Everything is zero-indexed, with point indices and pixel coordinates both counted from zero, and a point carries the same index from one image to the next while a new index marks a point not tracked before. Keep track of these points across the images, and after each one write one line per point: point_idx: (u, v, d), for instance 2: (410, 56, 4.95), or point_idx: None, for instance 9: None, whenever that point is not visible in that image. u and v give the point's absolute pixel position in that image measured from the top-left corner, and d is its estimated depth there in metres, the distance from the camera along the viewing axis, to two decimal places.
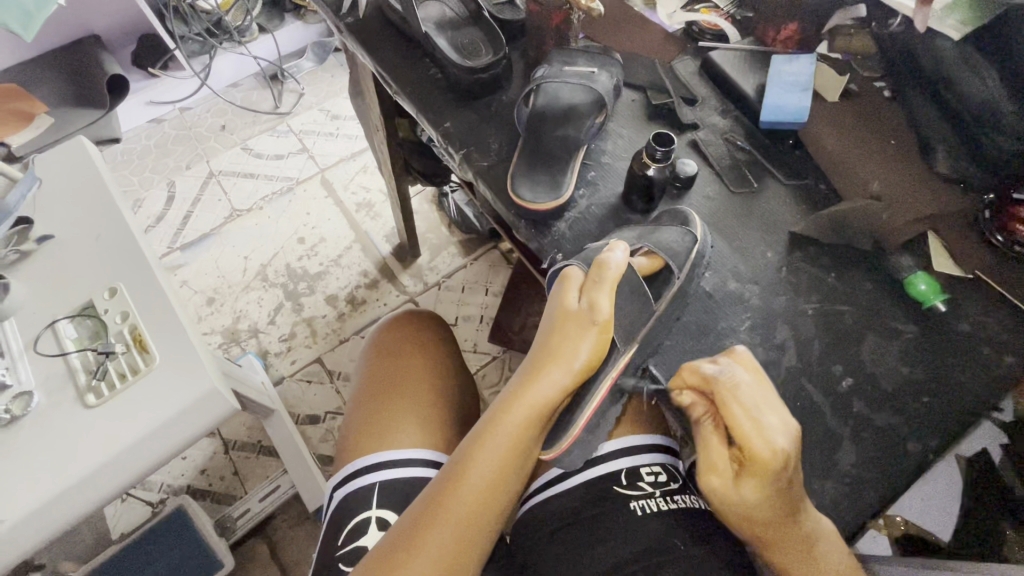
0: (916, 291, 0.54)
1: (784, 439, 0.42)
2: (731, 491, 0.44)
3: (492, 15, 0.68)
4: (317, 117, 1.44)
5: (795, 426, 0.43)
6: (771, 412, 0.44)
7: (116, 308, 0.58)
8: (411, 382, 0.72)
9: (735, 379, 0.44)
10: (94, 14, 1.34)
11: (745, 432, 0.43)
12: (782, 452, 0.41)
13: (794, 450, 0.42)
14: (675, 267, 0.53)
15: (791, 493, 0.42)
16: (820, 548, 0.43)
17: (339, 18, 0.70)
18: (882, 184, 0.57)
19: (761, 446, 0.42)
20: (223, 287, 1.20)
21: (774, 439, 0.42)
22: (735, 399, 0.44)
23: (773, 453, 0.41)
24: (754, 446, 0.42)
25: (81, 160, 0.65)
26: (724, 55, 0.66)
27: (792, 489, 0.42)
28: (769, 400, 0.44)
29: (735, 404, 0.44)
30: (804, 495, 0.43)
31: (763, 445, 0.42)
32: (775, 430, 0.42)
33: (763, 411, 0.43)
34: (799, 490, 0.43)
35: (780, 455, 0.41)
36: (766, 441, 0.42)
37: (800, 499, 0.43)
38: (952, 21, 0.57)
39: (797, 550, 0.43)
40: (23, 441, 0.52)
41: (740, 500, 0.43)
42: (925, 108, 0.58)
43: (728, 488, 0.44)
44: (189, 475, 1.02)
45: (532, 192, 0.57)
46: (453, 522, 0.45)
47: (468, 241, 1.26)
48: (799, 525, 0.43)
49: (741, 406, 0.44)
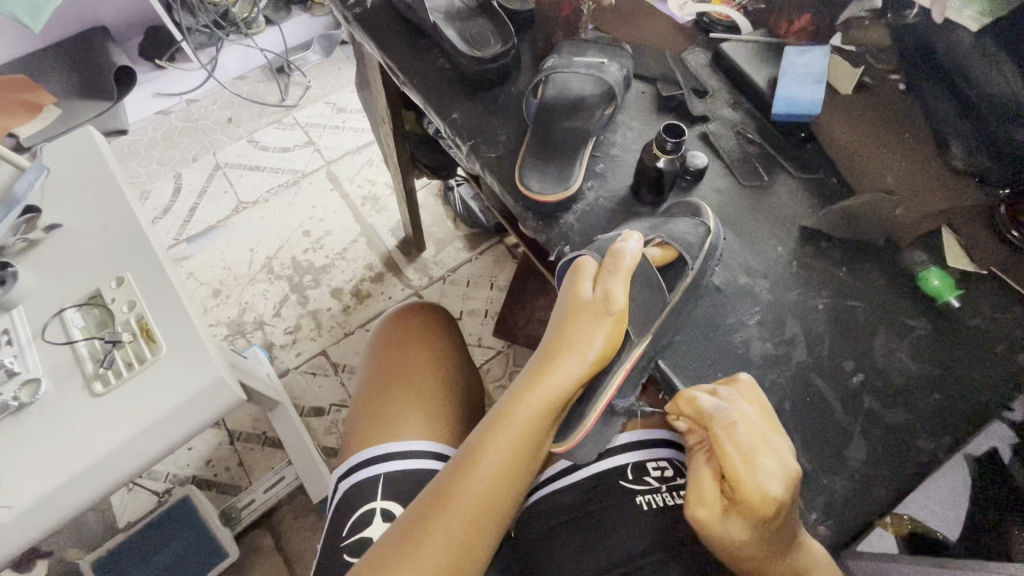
0: (928, 286, 0.53)
1: (777, 485, 0.40)
2: (717, 525, 0.42)
3: (501, 6, 0.67)
4: (323, 110, 1.44)
5: (793, 469, 0.41)
6: (768, 453, 0.42)
7: (123, 298, 0.58)
8: (418, 374, 0.72)
9: (733, 417, 0.42)
10: (101, 5, 1.34)
11: (738, 472, 0.41)
12: (775, 498, 0.40)
13: (786, 496, 0.40)
14: (689, 258, 0.52)
15: (780, 532, 0.41)
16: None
17: (346, 8, 0.69)
18: (896, 178, 0.57)
19: (753, 489, 0.40)
20: (229, 278, 1.21)
21: (766, 484, 0.40)
22: (731, 439, 0.42)
23: (764, 499, 0.40)
24: (746, 489, 0.40)
25: (87, 149, 0.65)
26: (735, 47, 0.65)
27: (781, 530, 0.41)
28: (767, 440, 0.42)
29: (730, 445, 0.42)
30: (795, 531, 0.42)
31: (756, 488, 0.40)
32: (769, 474, 0.40)
33: (759, 452, 0.41)
34: (791, 525, 0.42)
35: (772, 501, 0.40)
36: (759, 485, 0.40)
37: (790, 536, 0.42)
38: (970, 13, 0.56)
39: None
40: (32, 428, 0.52)
41: (723, 534, 0.42)
42: (941, 101, 0.57)
43: (714, 521, 0.42)
44: (194, 466, 1.02)
45: (541, 183, 0.56)
46: (462, 514, 0.45)
47: (474, 235, 1.25)
48: (787, 561, 0.42)
49: (736, 446, 0.42)
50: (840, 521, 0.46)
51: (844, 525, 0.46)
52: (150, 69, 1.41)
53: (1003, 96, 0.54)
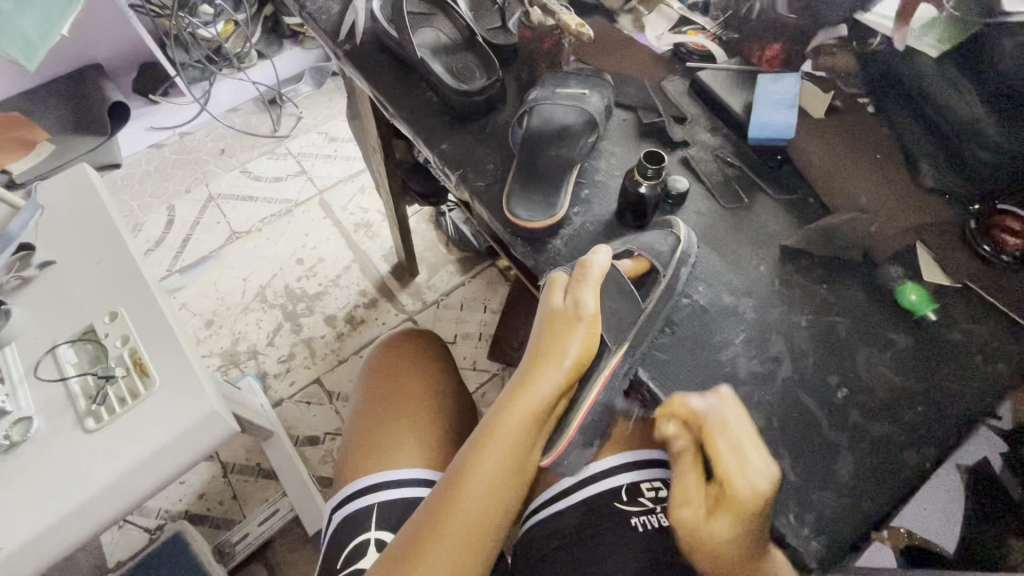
0: (907, 301, 0.55)
1: (763, 480, 0.42)
2: (702, 527, 0.42)
3: (486, 40, 0.69)
4: (315, 140, 1.47)
5: (777, 469, 0.43)
6: (756, 452, 0.43)
7: (116, 332, 0.58)
8: (410, 399, 0.72)
9: (725, 419, 0.44)
10: (96, 43, 1.37)
11: (728, 470, 0.42)
12: (760, 494, 0.41)
13: (771, 492, 0.42)
14: (661, 266, 0.54)
15: (758, 532, 0.42)
16: None
17: (336, 45, 0.72)
18: (869, 198, 0.59)
19: (742, 486, 0.41)
20: (222, 308, 1.21)
21: (753, 479, 0.42)
22: (722, 438, 0.43)
23: (753, 494, 0.41)
24: (735, 484, 0.42)
25: (84, 186, 0.66)
26: (713, 75, 0.67)
27: (758, 529, 0.42)
28: (755, 439, 0.44)
29: (722, 443, 0.43)
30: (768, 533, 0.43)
31: (745, 484, 0.42)
32: (756, 469, 0.42)
33: (748, 450, 0.43)
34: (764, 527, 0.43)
35: (759, 493, 0.41)
36: (747, 481, 0.42)
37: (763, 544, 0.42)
38: (928, 41, 0.59)
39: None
40: (24, 467, 0.52)
41: (709, 534, 0.42)
42: (908, 124, 0.60)
43: (700, 522, 0.43)
44: (187, 501, 1.01)
45: (528, 211, 0.58)
46: (455, 533, 0.46)
47: (466, 259, 1.27)
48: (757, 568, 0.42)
49: (727, 443, 0.43)
50: (832, 536, 0.46)
51: (836, 539, 0.46)
52: (143, 104, 1.43)
53: (965, 120, 0.56)
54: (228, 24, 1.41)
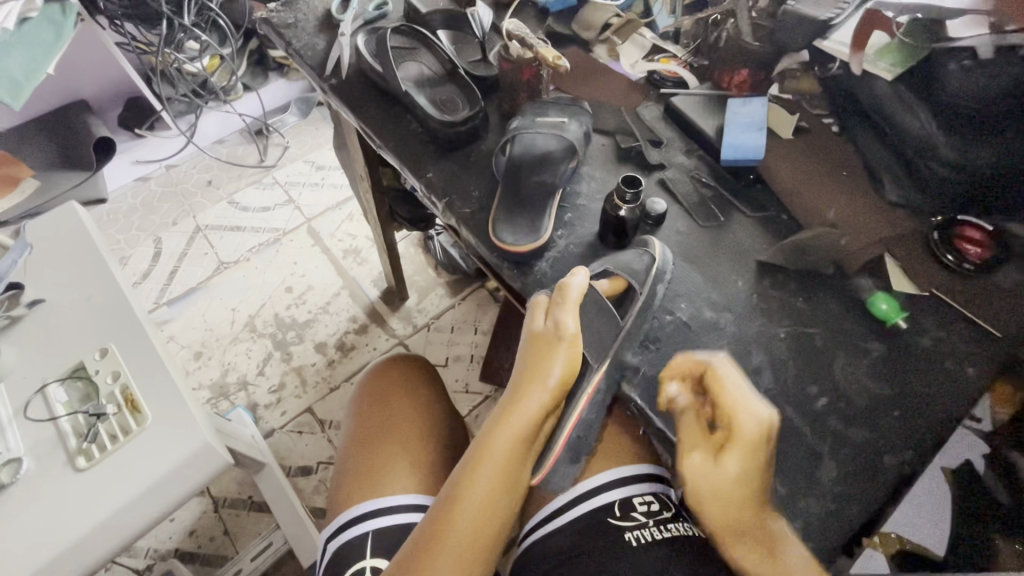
0: (879, 311, 0.57)
1: (763, 418, 0.46)
2: (711, 468, 0.45)
3: (467, 72, 0.73)
4: (302, 168, 1.49)
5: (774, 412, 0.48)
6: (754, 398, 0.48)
7: (106, 368, 0.58)
8: (402, 424, 0.73)
9: (727, 366, 0.49)
10: (83, 81, 1.39)
11: (732, 408, 0.46)
12: (763, 430, 0.45)
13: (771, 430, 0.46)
14: (637, 284, 0.56)
15: (763, 472, 0.45)
16: (780, 550, 0.44)
17: (322, 80, 0.74)
18: (837, 213, 0.62)
19: (746, 422, 0.46)
20: (211, 339, 1.20)
21: (755, 415, 0.46)
22: (725, 382, 0.48)
23: (756, 428, 0.45)
24: (739, 419, 0.46)
25: (73, 223, 0.67)
26: (685, 100, 0.71)
27: (762, 470, 0.45)
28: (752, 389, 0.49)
29: (725, 386, 0.48)
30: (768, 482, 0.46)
31: (747, 421, 0.46)
32: (757, 408, 0.47)
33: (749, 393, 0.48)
34: (768, 475, 0.46)
35: (762, 428, 0.46)
36: (750, 418, 0.46)
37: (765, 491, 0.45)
38: (883, 65, 0.62)
39: (762, 552, 0.43)
40: (13, 509, 0.51)
41: (718, 474, 0.45)
42: (871, 143, 0.63)
43: (708, 464, 0.45)
44: (177, 538, 0.99)
45: (513, 235, 0.60)
46: (451, 553, 0.47)
47: (455, 282, 1.28)
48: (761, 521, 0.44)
49: (730, 385, 0.48)
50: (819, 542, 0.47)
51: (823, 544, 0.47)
52: (129, 139, 1.44)
53: (920, 139, 0.59)
54: (214, 58, 1.43)
